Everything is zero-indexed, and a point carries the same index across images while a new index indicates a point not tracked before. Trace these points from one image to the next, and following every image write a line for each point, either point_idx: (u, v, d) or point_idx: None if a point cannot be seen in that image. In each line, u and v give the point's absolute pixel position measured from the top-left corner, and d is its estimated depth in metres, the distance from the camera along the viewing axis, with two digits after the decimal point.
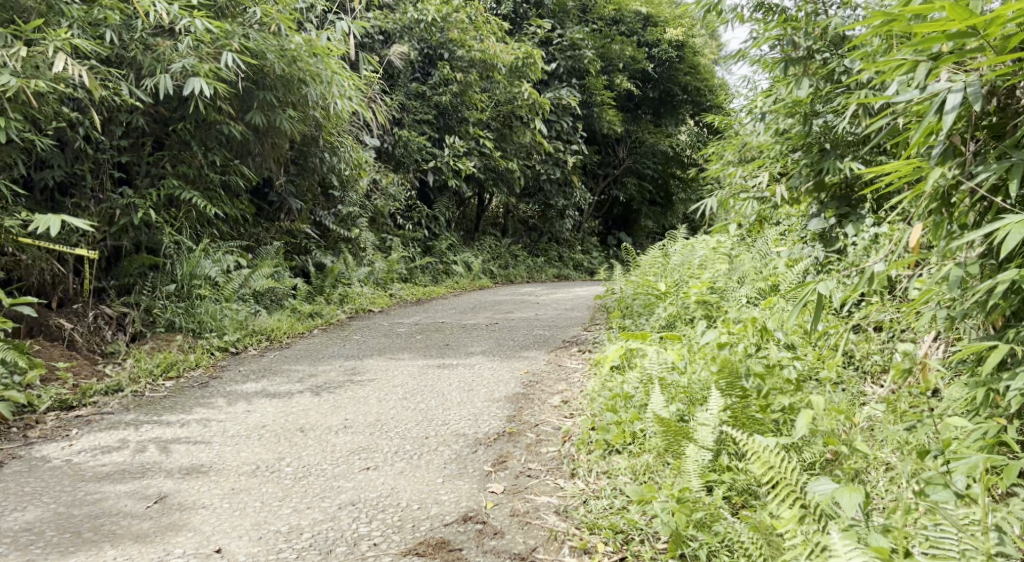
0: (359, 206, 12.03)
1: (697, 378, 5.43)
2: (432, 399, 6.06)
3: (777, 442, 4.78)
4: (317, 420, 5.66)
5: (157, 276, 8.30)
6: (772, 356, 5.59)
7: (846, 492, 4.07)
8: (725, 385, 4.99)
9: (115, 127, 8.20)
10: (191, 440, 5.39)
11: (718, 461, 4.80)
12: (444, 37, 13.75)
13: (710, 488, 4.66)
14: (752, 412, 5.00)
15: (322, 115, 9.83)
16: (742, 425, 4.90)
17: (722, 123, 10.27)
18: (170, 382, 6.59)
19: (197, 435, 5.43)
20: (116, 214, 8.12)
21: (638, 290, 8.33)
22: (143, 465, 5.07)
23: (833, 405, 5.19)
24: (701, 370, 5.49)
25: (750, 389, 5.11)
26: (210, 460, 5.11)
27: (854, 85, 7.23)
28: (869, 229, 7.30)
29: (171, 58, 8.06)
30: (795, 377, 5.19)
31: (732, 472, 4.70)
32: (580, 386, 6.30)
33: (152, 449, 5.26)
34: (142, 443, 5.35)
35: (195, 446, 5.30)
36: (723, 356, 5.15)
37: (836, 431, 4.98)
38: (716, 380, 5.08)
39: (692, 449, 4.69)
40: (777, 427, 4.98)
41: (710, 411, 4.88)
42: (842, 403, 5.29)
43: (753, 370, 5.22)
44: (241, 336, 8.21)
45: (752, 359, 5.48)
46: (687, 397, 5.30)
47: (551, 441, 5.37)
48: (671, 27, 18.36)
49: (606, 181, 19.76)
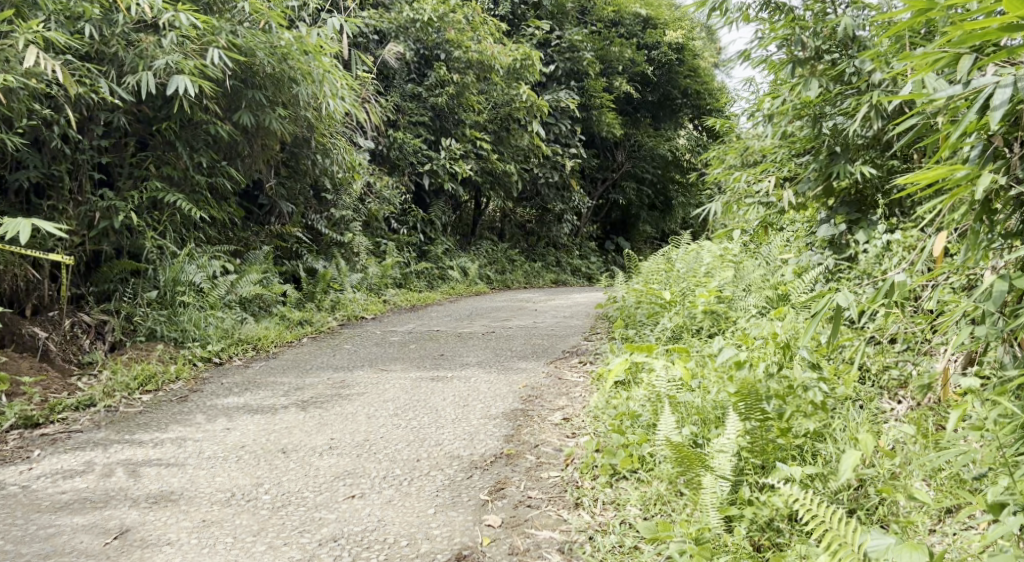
0: (353, 209, 11.63)
1: (710, 398, 5.08)
2: (425, 416, 5.69)
3: (798, 471, 4.43)
4: (300, 440, 5.29)
5: (138, 282, 7.94)
6: (792, 373, 5.24)
7: (904, 551, 3.65)
8: (743, 408, 4.63)
9: (95, 127, 7.82)
10: (163, 462, 5.02)
11: (736, 493, 4.44)
12: (440, 37, 13.39)
13: (730, 524, 4.33)
14: (773, 437, 4.65)
15: (314, 116, 9.48)
16: (761, 452, 4.55)
17: (725, 126, 9.91)
18: (146, 396, 6.22)
19: (170, 458, 5.06)
20: (95, 217, 7.75)
21: (640, 299, 7.98)
22: (107, 493, 4.70)
23: (857, 428, 4.84)
24: (714, 389, 5.14)
25: (770, 411, 4.76)
26: (181, 487, 4.74)
27: (866, 86, 6.90)
28: (881, 235, 7.03)
29: (154, 54, 7.70)
30: (820, 399, 4.85)
31: (752, 506, 4.36)
32: (583, 402, 5.94)
33: (119, 474, 4.89)
34: (109, 466, 4.98)
35: (167, 470, 4.93)
36: (740, 377, 4.79)
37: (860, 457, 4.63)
38: (733, 402, 4.73)
39: (708, 480, 4.33)
40: (798, 452, 4.62)
41: (726, 438, 4.52)
42: (865, 425, 4.93)
43: (773, 391, 4.87)
44: (226, 345, 7.84)
45: (770, 377, 5.12)
46: (700, 420, 4.97)
47: (552, 466, 5.01)
48: (671, 30, 18.06)
49: (605, 185, 19.40)
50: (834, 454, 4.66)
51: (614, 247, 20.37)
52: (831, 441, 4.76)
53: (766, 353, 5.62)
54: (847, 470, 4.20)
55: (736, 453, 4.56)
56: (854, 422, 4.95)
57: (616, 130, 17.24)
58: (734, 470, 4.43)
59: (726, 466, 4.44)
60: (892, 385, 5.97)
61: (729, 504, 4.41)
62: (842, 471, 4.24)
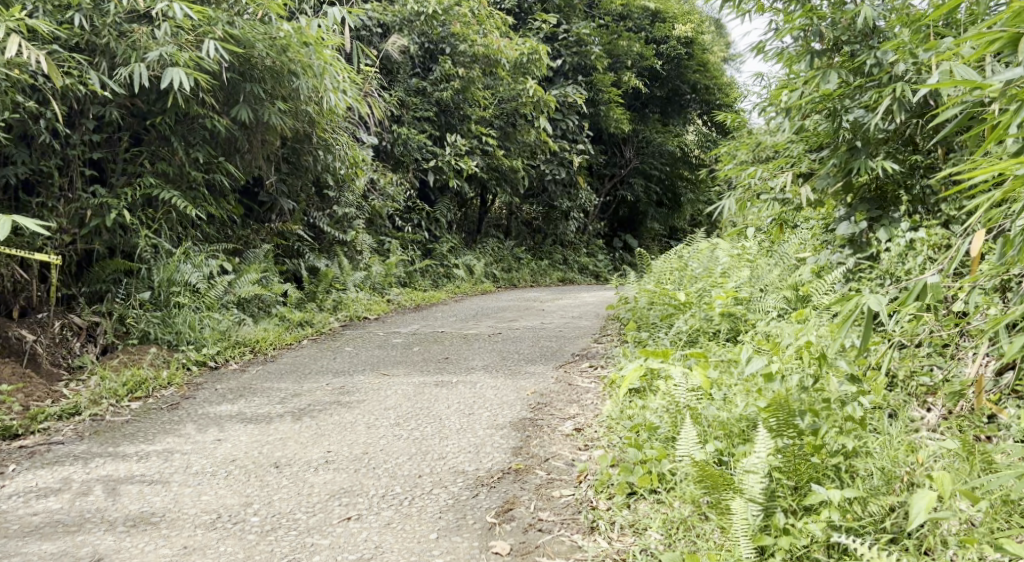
0: (356, 207, 11.30)
1: (736, 411, 4.82)
2: (427, 426, 5.38)
3: (837, 496, 4.22)
4: (294, 453, 4.99)
5: (132, 282, 7.62)
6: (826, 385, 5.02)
7: None
8: (774, 424, 4.42)
9: (85, 121, 7.51)
10: (147, 479, 4.72)
11: (769, 520, 4.23)
12: (445, 31, 13.10)
13: (762, 554, 4.14)
14: (806, 455, 4.44)
15: (315, 110, 9.16)
16: (795, 472, 4.34)
17: (738, 120, 9.56)
18: (135, 403, 5.91)
19: (155, 474, 4.76)
20: (87, 215, 7.43)
21: (653, 300, 7.65)
22: (83, 515, 4.41)
23: (894, 444, 4.61)
24: (740, 403, 4.90)
25: (805, 429, 4.55)
26: (164, 508, 4.45)
27: (889, 78, 6.59)
28: (904, 233, 6.74)
29: (147, 45, 7.37)
30: (859, 415, 4.65)
31: (789, 535, 4.16)
32: (595, 410, 5.64)
33: (97, 492, 4.60)
34: (87, 484, 4.68)
35: (151, 487, 4.63)
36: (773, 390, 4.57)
37: (898, 471, 4.44)
38: (763, 419, 4.51)
39: (740, 506, 4.15)
40: (833, 472, 4.38)
41: (756, 457, 4.29)
42: (901, 440, 4.64)
43: (807, 405, 4.63)
44: (222, 348, 7.54)
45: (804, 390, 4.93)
46: (724, 435, 4.72)
47: (564, 483, 4.72)
48: (681, 23, 17.72)
49: (612, 182, 19.02)
50: (873, 474, 4.39)
51: (623, 245, 19.97)
52: (867, 458, 4.48)
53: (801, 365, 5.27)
54: (920, 513, 3.94)
55: (768, 474, 4.34)
56: (889, 436, 4.67)
57: (625, 126, 16.92)
58: (765, 493, 4.23)
59: (755, 488, 4.21)
60: (921, 392, 5.69)
61: (761, 532, 4.20)
62: (914, 513, 3.98)
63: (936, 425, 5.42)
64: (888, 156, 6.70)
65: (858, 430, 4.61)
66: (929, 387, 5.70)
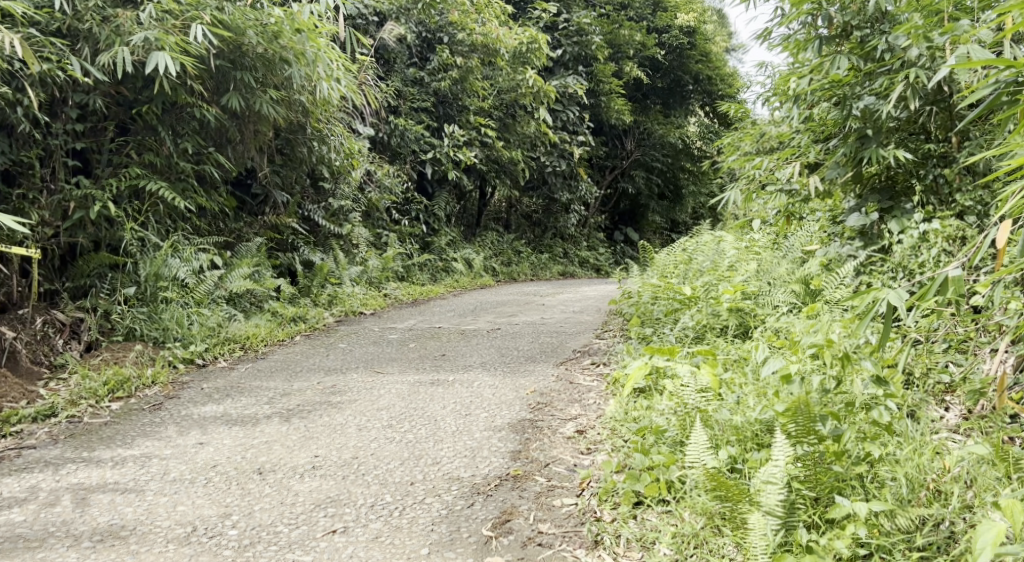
0: (353, 199, 10.98)
1: (750, 415, 4.60)
2: (422, 428, 5.12)
3: (866, 508, 4.05)
4: (280, 458, 4.74)
5: (118, 277, 7.34)
6: (844, 388, 4.79)
7: None
8: (793, 430, 4.27)
9: (66, 109, 7.24)
10: (120, 487, 4.49)
11: (792, 537, 4.06)
12: (443, 20, 12.81)
13: None
14: (828, 463, 4.26)
15: (308, 100, 8.87)
16: (815, 479, 4.17)
17: (742, 110, 9.27)
18: (116, 404, 5.64)
19: (129, 482, 4.53)
20: (70, 207, 7.16)
21: (657, 294, 7.34)
22: (47, 529, 4.18)
23: (919, 453, 4.42)
24: (755, 407, 4.69)
25: (827, 434, 4.36)
26: (135, 520, 4.23)
27: (901, 64, 6.31)
28: (918, 225, 6.49)
29: (132, 30, 7.10)
30: (885, 421, 4.49)
31: (811, 552, 4.01)
32: (598, 411, 5.37)
33: (65, 503, 4.37)
34: (55, 493, 4.45)
35: (123, 496, 4.41)
36: (791, 393, 4.37)
37: (924, 479, 4.29)
38: (780, 422, 4.33)
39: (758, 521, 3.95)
40: (856, 482, 4.23)
41: (774, 466, 4.09)
42: (927, 445, 4.48)
43: (828, 409, 4.43)
44: (211, 345, 7.27)
45: (823, 392, 4.73)
46: (738, 440, 4.51)
47: (565, 492, 4.49)
48: (683, 13, 17.42)
49: (613, 174, 18.71)
50: (901, 484, 4.23)
51: (624, 238, 19.68)
52: (894, 466, 4.33)
53: (823, 367, 5.02)
54: (987, 550, 3.62)
55: (788, 484, 4.16)
56: (911, 440, 4.53)
57: (625, 117, 16.65)
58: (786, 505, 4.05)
59: (773, 499, 4.02)
60: (939, 391, 5.46)
61: (782, 549, 4.03)
62: (979, 548, 3.66)
63: (957, 425, 5.16)
64: (900, 144, 6.44)
65: (882, 435, 4.53)
66: (948, 384, 5.47)
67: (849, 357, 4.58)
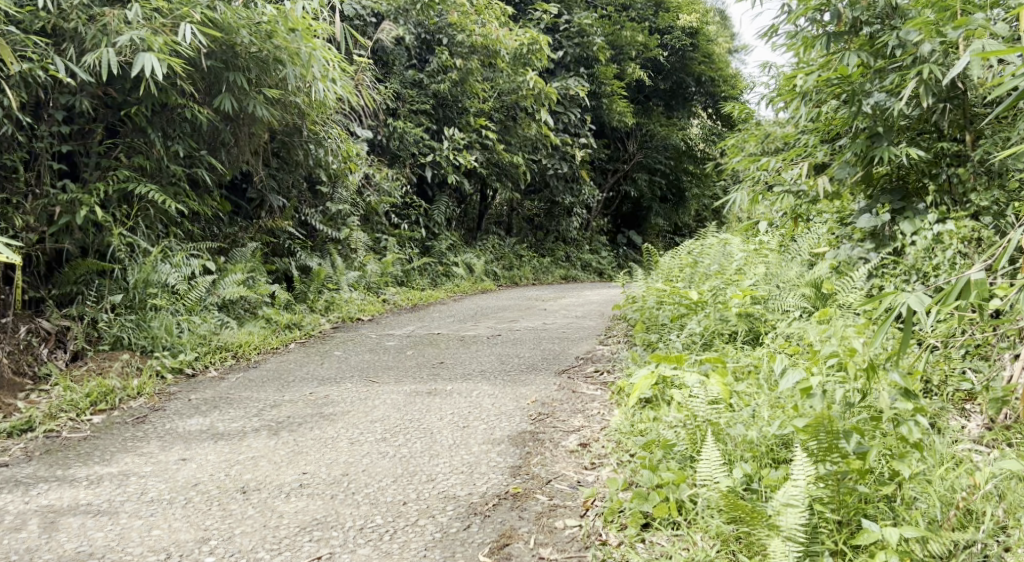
0: (352, 203, 10.69)
1: (767, 432, 4.41)
2: (417, 442, 4.94)
3: (898, 533, 3.91)
4: (265, 476, 4.61)
5: (106, 284, 7.09)
6: (865, 401, 4.58)
7: None
8: (815, 448, 4.12)
9: (51, 111, 7.00)
10: (92, 510, 4.38)
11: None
12: (443, 21, 12.60)
13: None
14: (852, 484, 4.11)
15: (305, 101, 8.61)
16: (838, 503, 4.04)
17: (744, 112, 9.07)
18: (97, 417, 5.42)
19: (103, 503, 4.42)
20: (56, 211, 6.91)
21: (663, 299, 7.11)
22: (9, 557, 4.07)
23: (950, 472, 4.25)
24: (771, 423, 4.49)
25: (850, 453, 4.18)
26: (105, 547, 4.12)
27: (913, 60, 6.02)
28: (931, 226, 6.22)
29: (119, 29, 6.85)
30: (912, 437, 4.31)
31: None
32: (602, 423, 5.13)
33: (31, 527, 4.25)
34: (21, 517, 4.33)
35: (95, 520, 4.30)
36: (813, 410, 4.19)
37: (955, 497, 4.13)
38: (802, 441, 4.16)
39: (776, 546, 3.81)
40: (884, 504, 4.11)
41: (795, 488, 3.95)
42: (957, 461, 4.32)
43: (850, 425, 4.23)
44: (202, 353, 7.02)
45: (846, 408, 4.53)
46: (755, 458, 4.34)
47: (568, 512, 4.32)
48: (685, 13, 17.15)
49: (616, 177, 18.45)
50: (930, 505, 4.11)
51: (626, 241, 19.44)
52: (923, 485, 4.19)
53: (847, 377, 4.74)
54: None
55: (809, 507, 4.01)
56: (939, 456, 4.36)
57: (627, 119, 16.39)
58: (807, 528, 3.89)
59: (794, 523, 3.87)
60: (959, 399, 5.23)
61: None
62: None
63: (980, 436, 4.92)
64: (911, 143, 6.29)
65: (909, 453, 4.34)
66: (969, 392, 5.23)
67: (875, 370, 4.35)
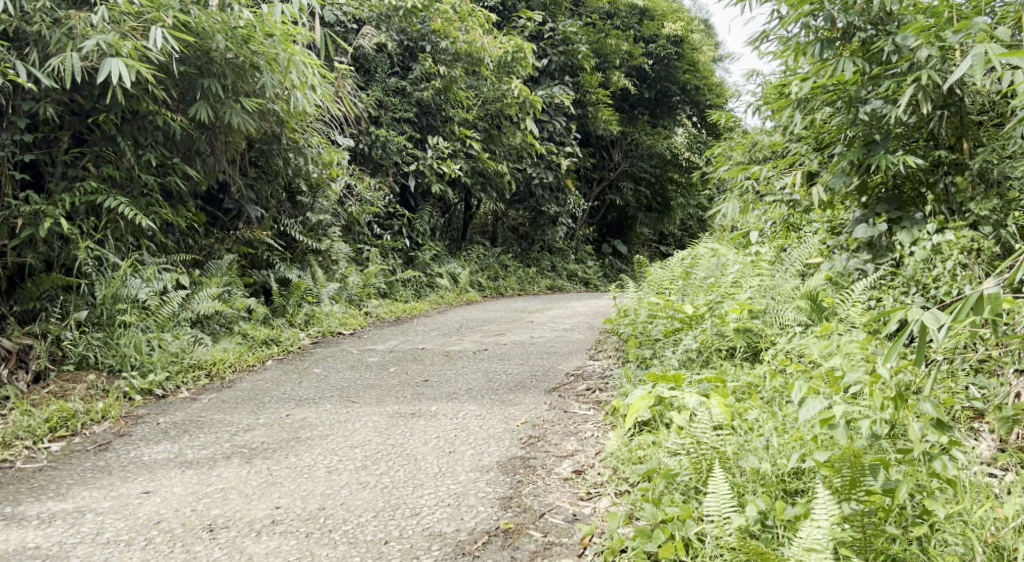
0: (332, 213, 10.35)
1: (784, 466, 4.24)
2: (399, 470, 4.67)
3: None
4: (236, 511, 4.35)
5: (73, 300, 6.74)
6: (886, 433, 4.42)
7: None
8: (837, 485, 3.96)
9: (13, 119, 6.69)
10: (42, 554, 4.11)
11: None
12: (425, 28, 12.29)
13: None
14: (874, 522, 3.95)
15: (282, 109, 8.28)
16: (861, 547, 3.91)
17: (733, 120, 8.82)
18: (56, 445, 5.11)
19: (53, 546, 4.15)
20: (18, 224, 6.56)
21: (656, 312, 6.82)
22: None
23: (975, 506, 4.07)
24: (787, 457, 4.28)
25: (877, 488, 4.03)
26: None
27: (912, 66, 5.76)
28: (930, 237, 5.88)
29: (85, 33, 6.52)
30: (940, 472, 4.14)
31: None
32: (597, 447, 4.89)
33: None
34: None
35: None
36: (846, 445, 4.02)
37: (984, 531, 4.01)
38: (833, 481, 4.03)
39: None
40: (909, 543, 3.96)
41: (819, 530, 3.82)
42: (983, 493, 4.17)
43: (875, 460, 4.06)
44: (173, 373, 6.70)
45: (872, 441, 4.33)
46: (772, 494, 4.18)
47: (564, 550, 4.12)
48: (670, 21, 16.96)
49: (601, 186, 18.16)
50: (960, 544, 3.96)
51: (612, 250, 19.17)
52: (950, 521, 4.04)
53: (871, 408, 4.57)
54: None
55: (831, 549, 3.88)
56: (964, 489, 4.18)
57: (613, 127, 16.11)
58: None
59: None
60: (968, 417, 4.96)
61: None
62: None
63: (992, 458, 4.66)
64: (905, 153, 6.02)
65: (936, 488, 4.17)
66: (978, 410, 4.97)
67: (901, 399, 4.13)
